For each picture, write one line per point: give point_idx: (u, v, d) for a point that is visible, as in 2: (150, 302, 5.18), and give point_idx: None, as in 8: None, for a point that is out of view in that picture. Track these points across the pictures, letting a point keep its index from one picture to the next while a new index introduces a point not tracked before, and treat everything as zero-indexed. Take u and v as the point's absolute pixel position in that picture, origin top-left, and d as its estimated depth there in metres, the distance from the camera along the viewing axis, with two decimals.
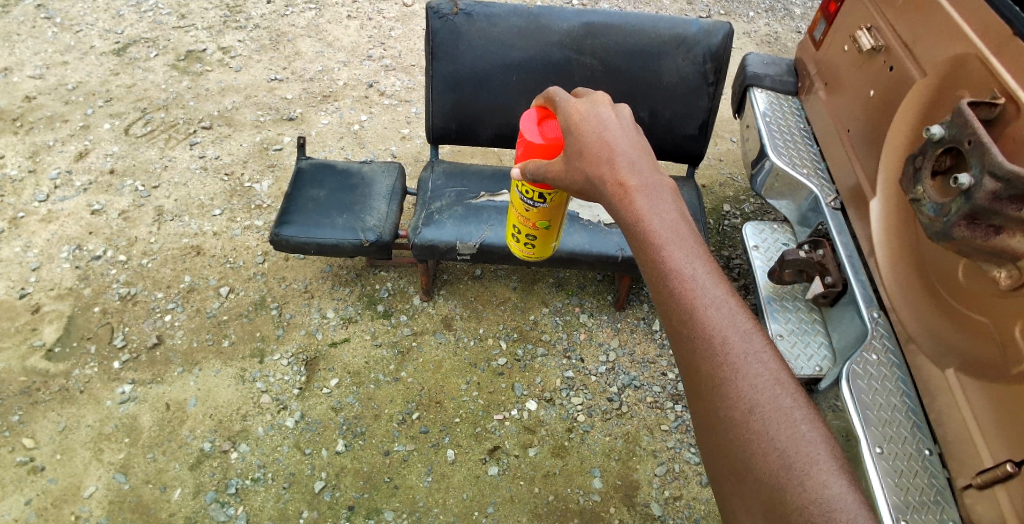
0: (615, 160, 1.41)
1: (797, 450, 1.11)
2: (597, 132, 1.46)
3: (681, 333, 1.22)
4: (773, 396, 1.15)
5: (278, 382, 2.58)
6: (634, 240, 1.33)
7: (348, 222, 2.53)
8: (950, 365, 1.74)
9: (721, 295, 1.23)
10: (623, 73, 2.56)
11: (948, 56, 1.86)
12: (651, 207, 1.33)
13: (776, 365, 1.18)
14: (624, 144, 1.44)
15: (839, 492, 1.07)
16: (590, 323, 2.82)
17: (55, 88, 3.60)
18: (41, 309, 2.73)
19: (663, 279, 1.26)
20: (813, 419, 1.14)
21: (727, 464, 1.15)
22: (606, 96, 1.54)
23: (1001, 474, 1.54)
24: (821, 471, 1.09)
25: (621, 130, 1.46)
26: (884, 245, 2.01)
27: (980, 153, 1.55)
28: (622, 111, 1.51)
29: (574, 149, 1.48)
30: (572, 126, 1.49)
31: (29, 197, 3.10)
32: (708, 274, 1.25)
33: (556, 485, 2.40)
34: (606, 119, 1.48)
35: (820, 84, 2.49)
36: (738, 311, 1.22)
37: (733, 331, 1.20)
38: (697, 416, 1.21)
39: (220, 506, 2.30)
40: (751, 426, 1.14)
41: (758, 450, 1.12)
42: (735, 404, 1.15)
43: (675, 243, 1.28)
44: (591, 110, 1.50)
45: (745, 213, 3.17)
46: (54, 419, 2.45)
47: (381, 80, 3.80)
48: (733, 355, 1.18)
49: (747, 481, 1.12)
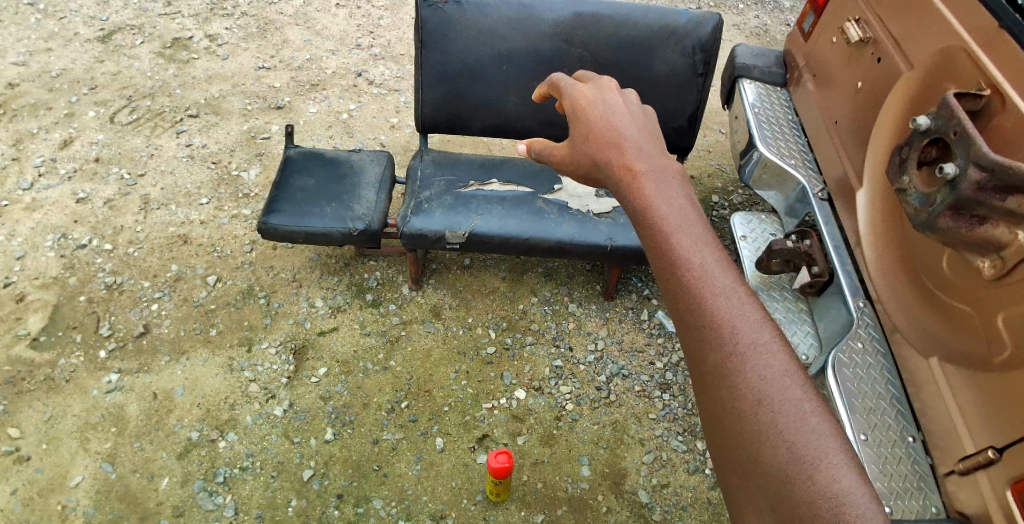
0: (622, 144, 1.48)
1: (807, 442, 1.10)
2: (605, 116, 1.57)
3: (689, 322, 1.23)
4: (783, 388, 1.14)
5: (266, 371, 2.58)
6: (642, 227, 1.34)
7: (337, 211, 2.52)
8: (934, 354, 1.77)
9: (731, 283, 1.23)
10: (613, 64, 2.56)
11: (935, 49, 1.88)
12: (658, 193, 1.36)
13: (786, 356, 1.18)
14: (632, 129, 1.52)
15: (849, 486, 1.07)
16: (579, 312, 2.83)
17: (39, 75, 3.55)
18: (25, 298, 2.70)
19: (672, 267, 1.26)
20: (823, 412, 1.14)
21: (733, 458, 1.14)
22: (615, 83, 1.67)
23: (983, 460, 1.57)
24: (831, 464, 1.08)
25: (627, 114, 1.57)
26: (870, 236, 2.04)
27: (965, 144, 1.57)
28: (629, 96, 1.64)
29: (581, 133, 1.58)
30: (580, 110, 1.62)
31: (13, 185, 3.07)
32: (717, 262, 1.26)
33: (544, 472, 2.41)
34: (612, 103, 1.60)
35: (808, 76, 2.50)
36: (748, 301, 1.23)
37: (742, 320, 1.20)
38: (705, 407, 1.20)
39: (209, 495, 2.29)
40: (760, 418, 1.13)
41: (767, 442, 1.11)
42: (744, 395, 1.15)
43: (683, 230, 1.30)
44: (599, 96, 1.63)
45: (733, 204, 3.19)
46: (40, 408, 2.44)
47: (370, 68, 3.78)
48: (742, 344, 1.18)
49: (754, 475, 1.11)
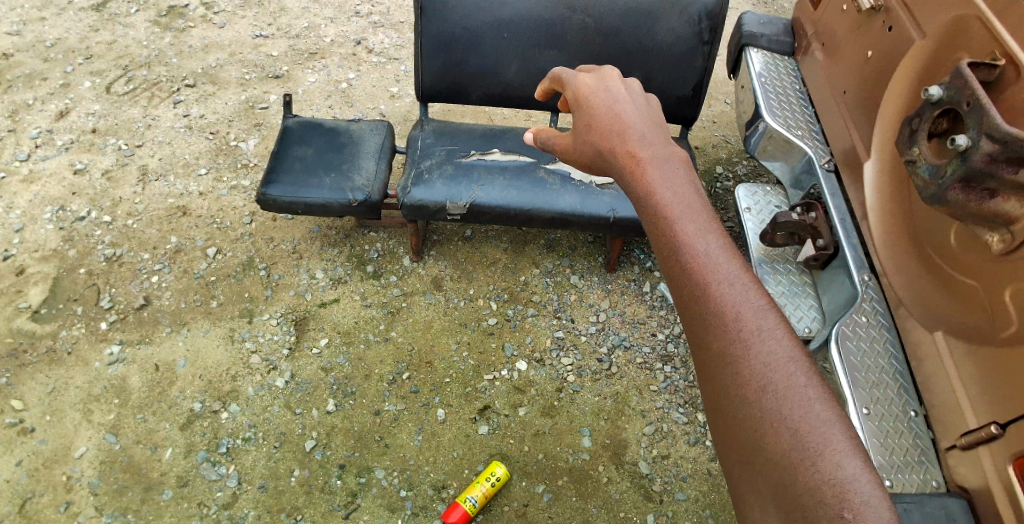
0: (626, 132, 1.50)
1: (811, 429, 1.09)
2: (607, 103, 1.59)
3: (693, 310, 1.23)
4: (787, 374, 1.14)
5: (268, 342, 2.58)
6: (646, 214, 1.35)
7: (336, 181, 2.49)
8: (939, 328, 1.75)
9: (735, 270, 1.23)
10: (616, 31, 2.51)
11: (946, 21, 1.83)
12: (662, 180, 1.37)
13: (790, 343, 1.17)
14: (634, 117, 1.53)
15: (853, 473, 1.06)
16: (581, 284, 2.82)
17: (33, 45, 3.49)
18: (25, 271, 2.69)
19: (676, 255, 1.27)
20: (828, 398, 1.13)
21: (737, 444, 1.14)
22: (617, 72, 1.68)
23: (985, 436, 1.56)
24: (835, 451, 1.07)
25: (630, 102, 1.58)
26: (878, 209, 2.01)
27: (978, 115, 1.54)
28: (631, 85, 1.64)
29: (584, 122, 1.60)
30: (582, 99, 1.64)
31: (10, 156, 3.04)
32: (721, 249, 1.26)
33: (545, 444, 2.42)
34: (615, 92, 1.61)
35: (817, 45, 2.45)
36: (752, 288, 1.22)
37: (747, 307, 1.20)
38: (709, 395, 1.20)
39: (212, 465, 2.31)
40: (763, 405, 1.12)
41: (770, 429, 1.11)
42: (748, 381, 1.14)
43: (688, 217, 1.30)
44: (600, 84, 1.65)
45: (737, 176, 3.16)
46: (42, 380, 2.44)
47: (369, 36, 3.72)
48: (746, 331, 1.18)
49: (757, 461, 1.11)
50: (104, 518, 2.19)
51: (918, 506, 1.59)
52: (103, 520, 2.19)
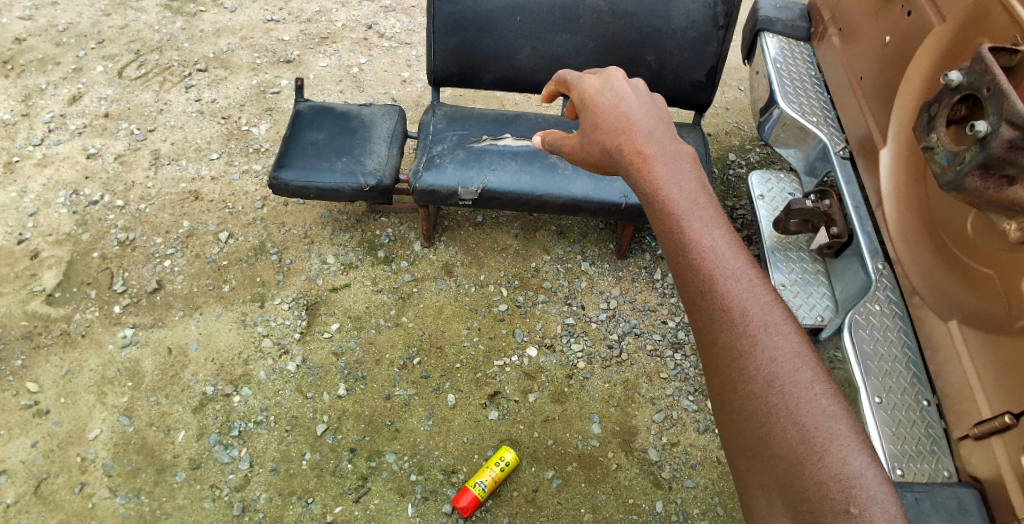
0: (631, 130, 1.50)
1: (816, 425, 1.09)
2: (612, 102, 1.59)
3: (699, 306, 1.22)
4: (793, 370, 1.14)
5: (279, 326, 2.59)
6: (652, 211, 1.34)
7: (347, 165, 2.48)
8: (953, 316, 1.74)
9: (741, 266, 1.23)
10: (629, 15, 2.49)
11: (966, 7, 1.80)
12: (667, 177, 1.37)
13: (797, 338, 1.17)
14: (640, 114, 1.53)
15: (859, 468, 1.06)
16: (592, 271, 2.81)
17: (45, 29, 3.50)
18: (40, 255, 2.71)
19: (683, 251, 1.26)
20: (834, 393, 1.13)
21: (743, 439, 1.15)
22: (621, 71, 1.68)
23: (999, 426, 1.55)
24: (842, 446, 1.07)
25: (635, 101, 1.58)
26: (894, 199, 1.99)
27: (998, 101, 1.52)
28: (635, 83, 1.64)
29: (590, 123, 1.60)
30: (588, 99, 1.64)
31: (23, 141, 3.05)
32: (727, 245, 1.25)
33: (555, 429, 2.43)
34: (619, 91, 1.61)
35: (834, 30, 2.41)
36: (759, 284, 1.22)
37: (753, 303, 1.19)
38: (715, 390, 1.20)
39: (224, 448, 2.33)
40: (770, 401, 1.12)
41: (777, 424, 1.11)
42: (754, 378, 1.15)
43: (694, 213, 1.29)
44: (605, 84, 1.65)
45: (750, 163, 3.14)
46: (57, 363, 2.46)
47: (381, 21, 3.70)
48: (753, 326, 1.17)
49: (763, 455, 1.12)
50: (117, 499, 2.22)
51: (929, 495, 1.58)
52: (116, 501, 2.22)
